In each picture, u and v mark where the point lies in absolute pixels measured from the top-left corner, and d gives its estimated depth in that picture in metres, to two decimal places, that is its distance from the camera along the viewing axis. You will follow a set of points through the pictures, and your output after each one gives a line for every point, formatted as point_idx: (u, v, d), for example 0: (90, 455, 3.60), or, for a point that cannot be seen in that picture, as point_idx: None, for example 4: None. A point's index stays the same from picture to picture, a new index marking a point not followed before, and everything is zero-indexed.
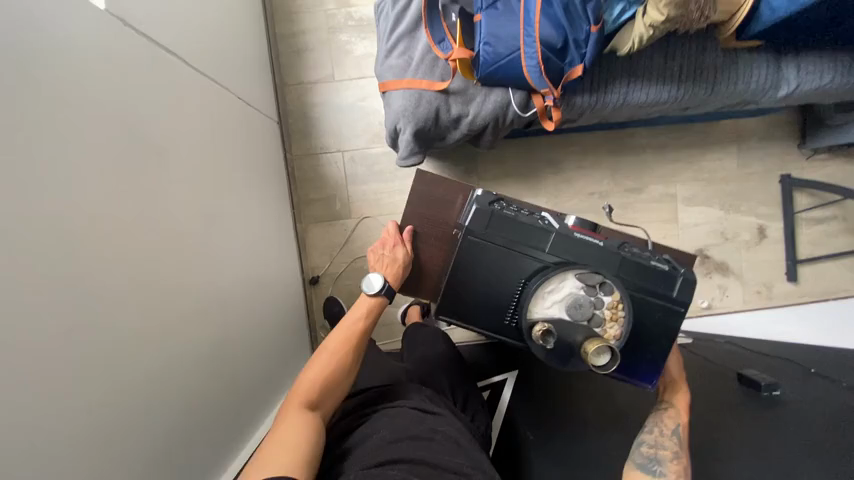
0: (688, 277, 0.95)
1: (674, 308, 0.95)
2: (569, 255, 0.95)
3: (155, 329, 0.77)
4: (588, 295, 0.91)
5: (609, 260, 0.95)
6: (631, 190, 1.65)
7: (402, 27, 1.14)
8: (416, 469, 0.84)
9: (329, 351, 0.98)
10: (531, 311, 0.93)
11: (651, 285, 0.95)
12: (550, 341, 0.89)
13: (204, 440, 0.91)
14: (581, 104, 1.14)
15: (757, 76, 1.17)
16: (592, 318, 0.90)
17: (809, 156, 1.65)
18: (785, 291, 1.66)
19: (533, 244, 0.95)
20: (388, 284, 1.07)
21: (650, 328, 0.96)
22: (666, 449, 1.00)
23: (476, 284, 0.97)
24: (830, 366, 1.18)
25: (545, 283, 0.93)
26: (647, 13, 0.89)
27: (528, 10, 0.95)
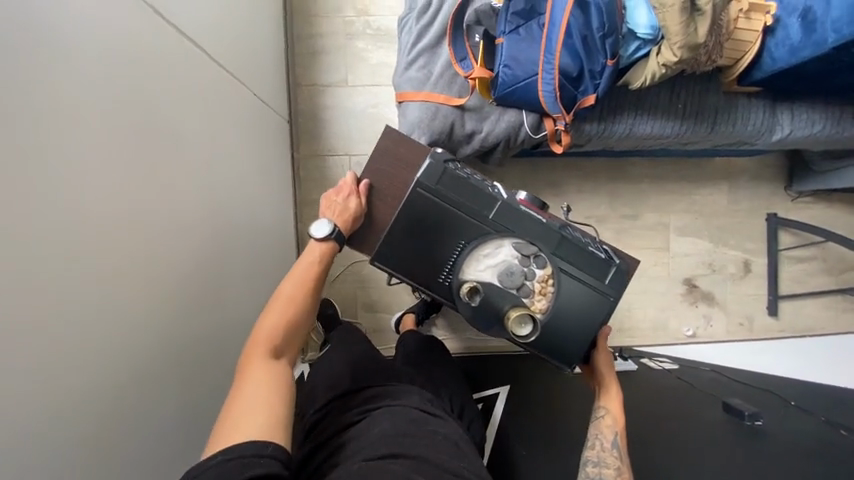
0: (621, 268, 1.05)
1: (605, 297, 1.04)
2: (514, 226, 1.02)
3: (151, 317, 0.77)
4: (521, 265, 1.00)
5: (550, 237, 1.02)
6: (627, 216, 1.70)
7: (424, 42, 1.17)
8: (417, 465, 0.86)
9: (286, 295, 0.95)
10: (465, 272, 1.01)
11: (585, 268, 1.03)
12: (475, 299, 0.99)
13: (189, 432, 0.90)
14: (589, 131, 1.18)
15: (754, 118, 1.24)
16: (521, 288, 0.99)
17: (795, 197, 1.73)
18: (766, 324, 1.73)
19: (484, 208, 1.01)
20: (339, 228, 1.03)
21: (586, 314, 1.03)
22: (608, 466, 1.02)
23: (423, 248, 1.02)
24: (808, 400, 1.23)
25: (483, 247, 1.00)
26: (661, 53, 0.94)
27: (550, 38, 0.99)
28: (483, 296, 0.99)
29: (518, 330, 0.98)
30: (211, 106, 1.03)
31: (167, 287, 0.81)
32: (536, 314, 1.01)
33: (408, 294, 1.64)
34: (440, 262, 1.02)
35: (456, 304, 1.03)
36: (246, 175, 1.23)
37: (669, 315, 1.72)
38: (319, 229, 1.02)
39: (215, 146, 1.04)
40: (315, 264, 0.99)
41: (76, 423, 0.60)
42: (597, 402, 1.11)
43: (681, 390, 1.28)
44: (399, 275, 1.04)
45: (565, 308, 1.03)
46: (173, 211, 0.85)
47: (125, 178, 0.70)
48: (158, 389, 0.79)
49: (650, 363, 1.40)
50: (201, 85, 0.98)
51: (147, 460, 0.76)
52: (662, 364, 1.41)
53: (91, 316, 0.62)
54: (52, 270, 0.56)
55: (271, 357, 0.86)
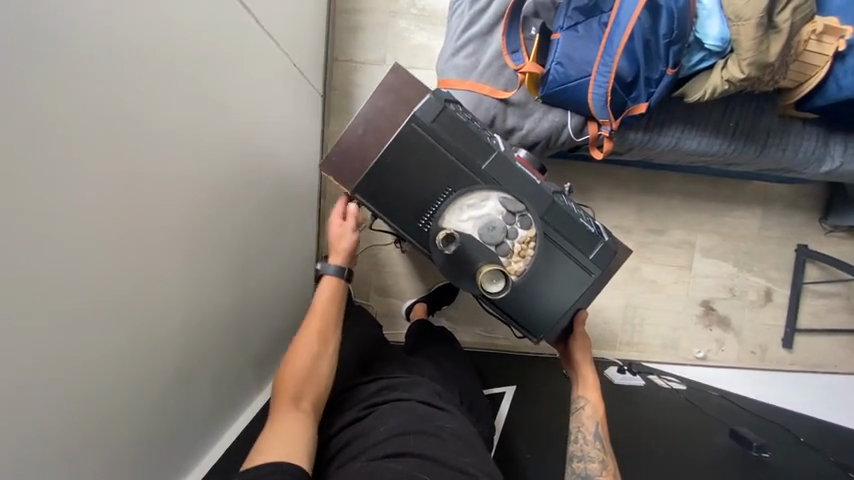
0: (608, 245, 1.01)
1: (586, 272, 1.01)
2: (504, 181, 0.96)
3: (168, 281, 0.77)
4: (505, 222, 0.94)
5: (540, 199, 0.98)
6: (653, 230, 1.67)
7: (476, 29, 1.13)
8: (422, 463, 0.87)
9: (310, 331, 0.97)
10: (445, 220, 0.95)
11: (570, 237, 0.99)
12: (450, 247, 0.93)
13: (198, 395, 0.92)
14: (633, 140, 1.14)
15: (806, 146, 1.18)
16: (501, 245, 0.94)
17: (828, 231, 1.68)
18: (779, 356, 1.71)
19: (478, 157, 0.95)
20: (348, 268, 1.05)
21: (565, 288, 1.00)
22: (593, 460, 1.04)
23: (409, 191, 0.96)
24: (817, 437, 1.21)
25: (468, 197, 0.94)
26: (726, 67, 0.90)
27: (611, 39, 0.94)
28: (461, 246, 0.93)
29: (489, 287, 0.92)
30: (247, 73, 1.00)
31: (184, 253, 0.81)
32: (512, 275, 0.96)
33: (422, 283, 1.64)
34: (424, 207, 0.97)
35: (431, 252, 0.97)
36: (277, 147, 1.21)
37: (681, 335, 1.70)
38: (328, 267, 1.04)
39: (249, 115, 1.03)
40: (332, 299, 1.01)
41: (84, 376, 0.60)
42: (575, 395, 1.11)
43: (690, 411, 1.28)
44: (381, 215, 0.98)
45: (545, 279, 0.99)
46: (199, 176, 0.84)
47: (155, 139, 0.69)
48: (171, 351, 0.80)
49: (658, 380, 1.41)
50: (239, 50, 0.96)
51: (154, 418, 0.78)
52: (669, 383, 1.40)
53: (107, 275, 0.62)
54: (72, 228, 0.55)
55: (296, 397, 0.89)
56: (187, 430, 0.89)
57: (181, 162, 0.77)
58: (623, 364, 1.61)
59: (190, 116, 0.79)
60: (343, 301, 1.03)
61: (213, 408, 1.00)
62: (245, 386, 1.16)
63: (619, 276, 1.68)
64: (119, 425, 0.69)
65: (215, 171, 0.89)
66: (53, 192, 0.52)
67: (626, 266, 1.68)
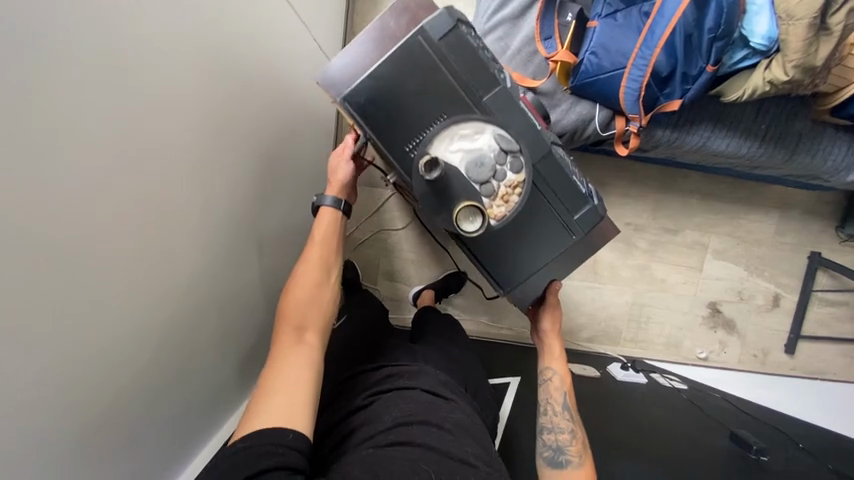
0: (596, 210, 0.93)
1: (567, 233, 0.94)
2: (500, 115, 0.86)
3: (158, 255, 0.77)
4: (496, 161, 0.86)
5: (537, 144, 0.88)
6: (667, 230, 1.65)
7: (507, 11, 1.08)
8: (425, 454, 0.88)
9: (311, 262, 1.00)
10: (432, 146, 0.85)
11: (558, 191, 0.91)
12: (433, 173, 0.81)
13: (198, 369, 0.94)
14: (660, 137, 1.11)
15: (836, 154, 1.15)
16: (485, 185, 0.86)
17: (843, 240, 1.66)
18: (780, 360, 1.72)
19: (479, 87, 0.85)
20: (345, 201, 1.07)
21: (543, 245, 0.94)
22: (563, 431, 1.05)
23: (401, 109, 0.85)
24: (816, 446, 1.22)
25: (462, 126, 0.85)
26: (770, 68, 0.86)
27: (653, 31, 0.90)
28: (442, 176, 0.83)
29: (465, 226, 0.85)
30: (256, 46, 0.97)
31: (176, 230, 0.81)
32: (491, 219, 0.88)
33: (431, 270, 1.63)
34: (412, 129, 0.86)
35: (410, 179, 0.87)
36: (291, 125, 1.19)
37: (685, 335, 1.71)
38: (325, 198, 1.06)
39: (260, 90, 1.01)
40: (332, 230, 1.04)
41: (60, 346, 0.61)
42: (542, 369, 1.13)
43: (692, 412, 1.31)
44: (367, 131, 0.87)
45: (524, 232, 0.92)
46: (193, 150, 0.82)
47: (137, 111, 0.68)
48: (163, 328, 0.81)
49: (659, 379, 1.50)
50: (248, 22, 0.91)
51: (147, 392, 0.80)
52: (672, 382, 1.50)
53: (81, 246, 0.62)
54: (36, 194, 0.55)
55: (299, 328, 0.91)
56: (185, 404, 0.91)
57: (170, 134, 0.76)
58: (626, 361, 1.62)
59: (182, 87, 0.77)
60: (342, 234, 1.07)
61: (217, 384, 1.02)
62: (252, 364, 1.17)
63: (628, 274, 1.68)
64: (106, 397, 0.71)
65: (214, 145, 0.88)
66: (8, 154, 0.51)
67: (636, 264, 1.67)
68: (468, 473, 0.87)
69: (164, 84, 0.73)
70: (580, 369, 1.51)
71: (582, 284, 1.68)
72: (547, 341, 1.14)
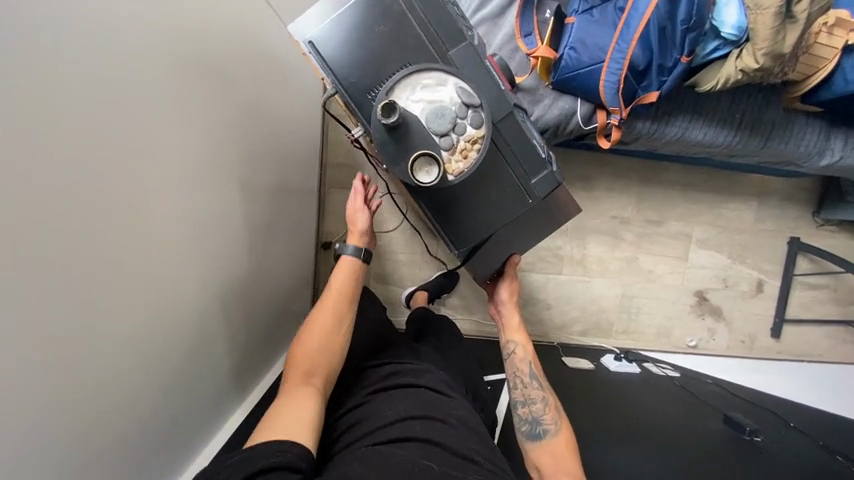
0: (554, 175, 0.89)
1: (524, 196, 0.89)
2: (465, 69, 0.82)
3: (147, 259, 0.76)
4: (456, 114, 0.81)
5: (499, 102, 0.84)
6: (652, 222, 1.69)
7: (488, 9, 1.10)
8: (427, 449, 0.88)
9: (328, 306, 0.98)
10: (393, 92, 0.81)
11: (518, 153, 0.87)
12: (392, 116, 0.76)
13: (193, 379, 0.92)
14: (640, 129, 1.14)
15: (808, 140, 1.19)
16: (444, 137, 0.81)
17: (820, 224, 1.72)
18: (766, 345, 1.76)
19: (448, 41, 0.82)
20: (367, 250, 1.04)
21: (502, 207, 0.89)
22: (535, 402, 1.03)
23: (369, 60, 0.81)
24: (806, 423, 1.25)
25: (425, 73, 0.80)
26: (741, 56, 0.89)
27: (628, 24, 0.93)
28: (400, 121, 0.78)
29: (419, 177, 0.80)
30: (234, 47, 0.97)
31: (166, 234, 0.80)
32: (449, 174, 0.83)
33: (424, 271, 1.63)
34: (378, 77, 0.82)
35: (370, 126, 0.83)
36: (276, 128, 1.19)
37: (674, 324, 1.74)
38: (346, 247, 1.04)
39: (240, 94, 1.00)
40: (350, 282, 1.01)
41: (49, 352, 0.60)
42: (505, 344, 1.11)
43: (686, 399, 1.33)
44: (332, 81, 0.82)
45: (480, 192, 0.88)
46: (178, 153, 0.82)
47: (120, 111, 0.68)
48: (154, 338, 0.79)
49: (651, 368, 1.53)
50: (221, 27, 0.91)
51: (140, 401, 0.78)
52: (664, 370, 1.52)
53: (67, 249, 0.61)
54: (21, 195, 0.54)
55: (308, 372, 0.89)
56: (179, 416, 0.89)
57: (153, 135, 0.75)
58: (619, 352, 1.64)
59: (164, 87, 0.77)
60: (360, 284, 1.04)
61: (214, 393, 1.00)
62: (247, 373, 1.15)
63: (617, 267, 1.71)
64: (99, 406, 0.69)
65: (199, 148, 0.88)
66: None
67: (624, 256, 1.70)
68: (471, 470, 0.86)
69: (145, 84, 0.73)
70: (574, 362, 1.53)
71: (572, 278, 1.70)
72: (509, 313, 1.13)
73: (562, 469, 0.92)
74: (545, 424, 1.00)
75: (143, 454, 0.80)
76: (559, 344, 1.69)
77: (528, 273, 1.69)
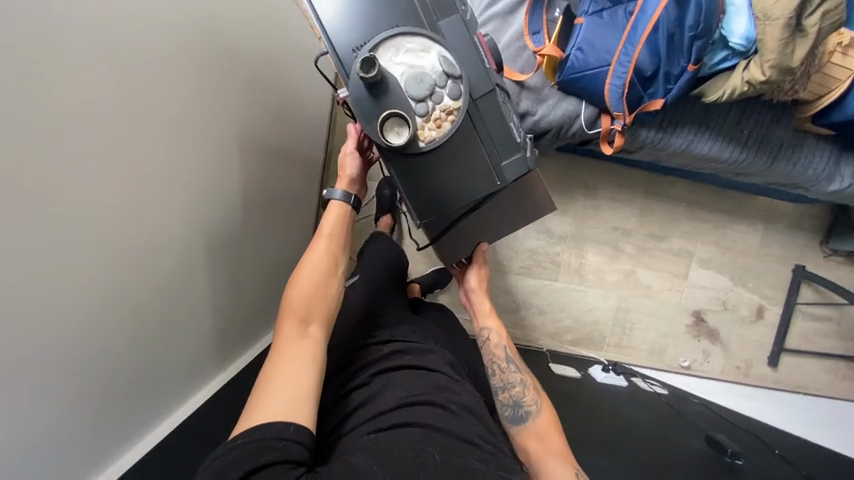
0: (525, 164, 0.91)
1: (492, 176, 0.91)
2: (451, 41, 0.87)
3: (132, 215, 0.79)
4: (436, 82, 0.85)
5: (482, 80, 0.88)
6: (653, 236, 1.67)
7: (499, 7, 1.10)
8: (429, 435, 0.84)
9: (319, 252, 0.98)
10: (377, 51, 0.85)
11: (495, 133, 0.89)
12: (371, 72, 0.80)
13: (172, 341, 0.94)
14: (644, 137, 1.13)
15: (817, 163, 1.17)
16: (420, 103, 0.85)
17: (827, 254, 1.68)
18: (762, 373, 1.72)
19: (438, 12, 0.87)
20: (355, 196, 1.08)
21: (468, 183, 0.91)
22: (515, 386, 1.06)
23: (362, 21, 0.85)
24: (792, 452, 1.19)
25: (410, 38, 0.85)
26: (748, 68, 0.88)
27: (635, 28, 0.93)
28: (380, 77, 0.82)
29: (389, 137, 0.86)
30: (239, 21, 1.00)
31: (150, 192, 0.82)
32: (420, 141, 0.87)
33: (418, 264, 1.64)
34: (365, 34, 0.85)
35: (349, 82, 0.86)
36: (280, 106, 1.22)
37: (668, 343, 1.71)
38: (335, 192, 1.07)
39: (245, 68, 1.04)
40: (341, 223, 1.04)
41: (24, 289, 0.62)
42: (479, 331, 1.15)
43: (671, 417, 1.30)
44: (324, 40, 0.86)
45: (455, 165, 0.90)
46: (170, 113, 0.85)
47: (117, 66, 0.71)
48: (133, 293, 0.81)
49: (639, 383, 1.51)
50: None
51: (115, 353, 0.79)
52: (652, 387, 1.50)
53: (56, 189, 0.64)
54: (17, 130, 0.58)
55: (303, 321, 0.88)
56: (155, 375, 0.90)
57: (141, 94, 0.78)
58: (607, 365, 1.63)
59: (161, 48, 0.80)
60: (351, 228, 1.06)
61: (193, 355, 1.02)
62: (229, 342, 1.17)
63: (614, 278, 1.69)
64: (73, 349, 0.70)
65: (191, 114, 0.90)
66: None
67: (622, 269, 1.68)
68: (471, 454, 0.84)
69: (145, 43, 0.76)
70: (560, 369, 1.53)
71: (567, 286, 1.69)
72: (479, 300, 1.19)
73: (549, 449, 0.95)
74: (525, 406, 1.02)
75: (114, 405, 0.81)
76: (548, 351, 1.68)
77: (524, 277, 1.68)
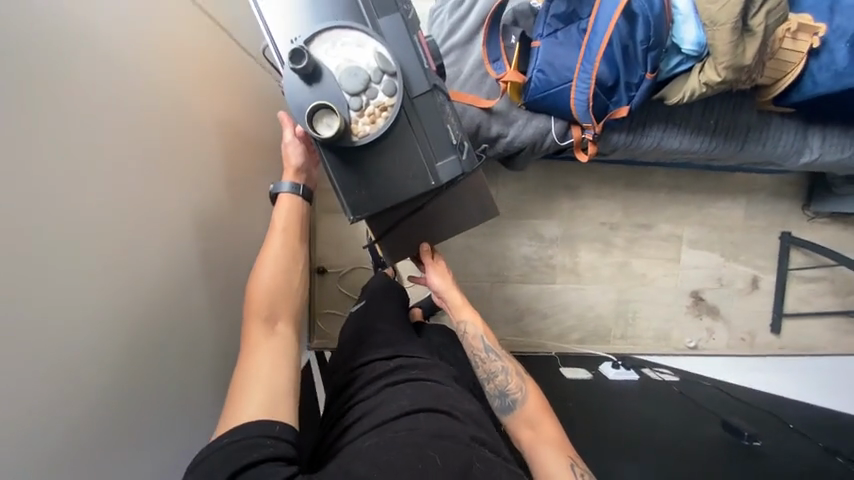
0: (460, 166, 0.95)
1: (428, 176, 0.94)
2: (388, 38, 0.88)
3: None
4: (371, 76, 0.85)
5: (418, 80, 0.90)
6: (641, 225, 1.69)
7: (457, 37, 1.11)
8: (432, 438, 0.79)
9: (275, 247, 0.95)
10: (312, 42, 0.85)
11: (430, 130, 0.92)
12: (301, 63, 0.81)
13: None
14: (616, 141, 1.15)
15: (784, 140, 1.20)
16: (353, 97, 0.85)
17: (811, 218, 1.72)
18: (766, 341, 1.75)
19: (378, 9, 0.88)
20: (305, 187, 1.02)
21: (402, 183, 0.94)
22: (499, 374, 1.09)
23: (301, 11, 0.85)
24: (807, 425, 1.24)
25: (346, 29, 0.85)
26: (704, 70, 0.90)
27: (590, 47, 0.95)
28: (312, 68, 0.83)
29: (319, 129, 0.85)
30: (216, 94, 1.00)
31: None
32: (354, 135, 0.88)
33: None
34: (305, 24, 0.86)
35: (283, 72, 0.86)
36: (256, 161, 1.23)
37: (672, 326, 1.74)
38: (282, 186, 1.01)
39: None
40: (295, 215, 0.99)
41: None
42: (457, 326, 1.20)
43: (687, 406, 1.33)
44: (263, 29, 0.86)
45: (386, 159, 0.91)
46: None
47: None
48: None
49: (651, 374, 1.52)
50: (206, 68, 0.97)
51: None
52: (662, 375, 1.52)
53: None
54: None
55: (269, 319, 0.87)
56: None
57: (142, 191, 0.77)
58: (617, 360, 1.64)
59: None
60: (306, 218, 1.01)
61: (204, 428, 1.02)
62: None
63: (609, 272, 1.71)
64: None
65: None
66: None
67: (615, 262, 1.71)
68: (475, 455, 0.79)
69: None
70: (571, 373, 1.54)
71: (566, 287, 1.71)
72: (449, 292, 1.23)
73: (541, 438, 0.97)
74: (511, 393, 1.05)
75: None
76: (556, 353, 1.69)
77: (523, 284, 1.70)
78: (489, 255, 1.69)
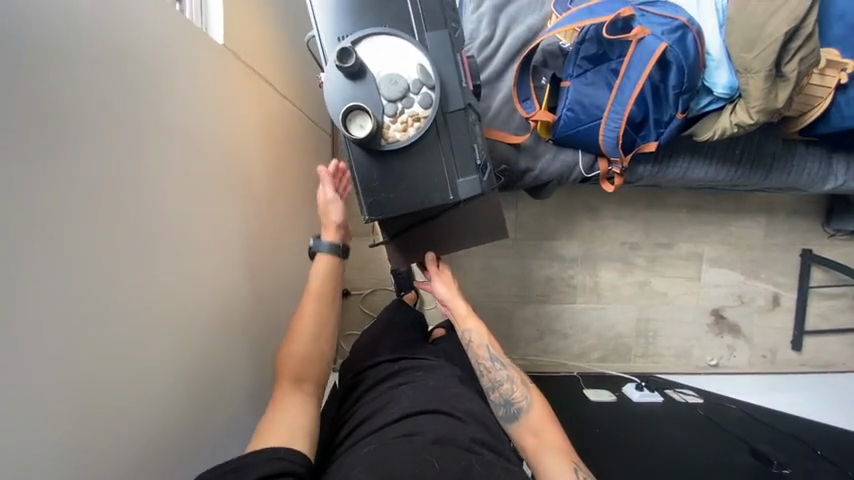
0: (479, 183, 0.93)
1: (447, 190, 0.92)
2: (433, 52, 0.88)
3: None
4: (411, 85, 0.86)
5: (454, 93, 0.89)
6: (662, 244, 1.71)
7: (486, 74, 1.13)
8: (432, 445, 0.79)
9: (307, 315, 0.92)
10: (360, 44, 0.86)
11: (456, 151, 0.91)
12: (347, 61, 0.82)
13: None
14: (642, 173, 1.17)
15: (809, 168, 1.21)
16: (391, 102, 0.86)
17: (831, 235, 1.72)
18: (787, 358, 1.76)
19: (426, 23, 0.88)
20: (343, 244, 1.01)
21: (421, 192, 0.92)
22: (504, 383, 1.01)
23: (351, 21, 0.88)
24: (833, 451, 1.27)
25: (394, 38, 0.86)
26: (735, 112, 0.92)
27: (622, 89, 0.97)
28: (358, 66, 0.84)
29: (352, 129, 0.85)
30: (263, 140, 1.04)
31: None
32: (384, 139, 0.88)
33: None
34: (356, 29, 0.87)
35: (328, 67, 0.87)
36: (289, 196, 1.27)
37: (693, 344, 1.75)
38: (321, 244, 1.00)
39: None
40: (327, 277, 0.97)
41: None
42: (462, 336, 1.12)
43: (713, 431, 1.35)
44: (315, 25, 0.89)
45: (409, 165, 0.90)
46: None
47: None
48: None
49: (674, 394, 1.54)
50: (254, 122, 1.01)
51: None
52: (686, 397, 1.53)
53: None
54: None
55: (299, 381, 0.86)
56: None
57: (213, 243, 0.81)
58: (640, 380, 1.63)
59: None
60: (339, 279, 0.99)
61: None
62: None
63: (630, 291, 1.72)
64: None
65: None
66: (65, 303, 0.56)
67: (636, 281, 1.72)
68: (473, 458, 0.78)
69: None
70: (596, 395, 1.54)
71: (587, 306, 1.72)
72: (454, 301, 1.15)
73: (546, 444, 0.90)
74: (516, 400, 0.98)
75: None
76: (578, 373, 1.71)
77: (545, 304, 1.72)
78: (511, 276, 1.70)
